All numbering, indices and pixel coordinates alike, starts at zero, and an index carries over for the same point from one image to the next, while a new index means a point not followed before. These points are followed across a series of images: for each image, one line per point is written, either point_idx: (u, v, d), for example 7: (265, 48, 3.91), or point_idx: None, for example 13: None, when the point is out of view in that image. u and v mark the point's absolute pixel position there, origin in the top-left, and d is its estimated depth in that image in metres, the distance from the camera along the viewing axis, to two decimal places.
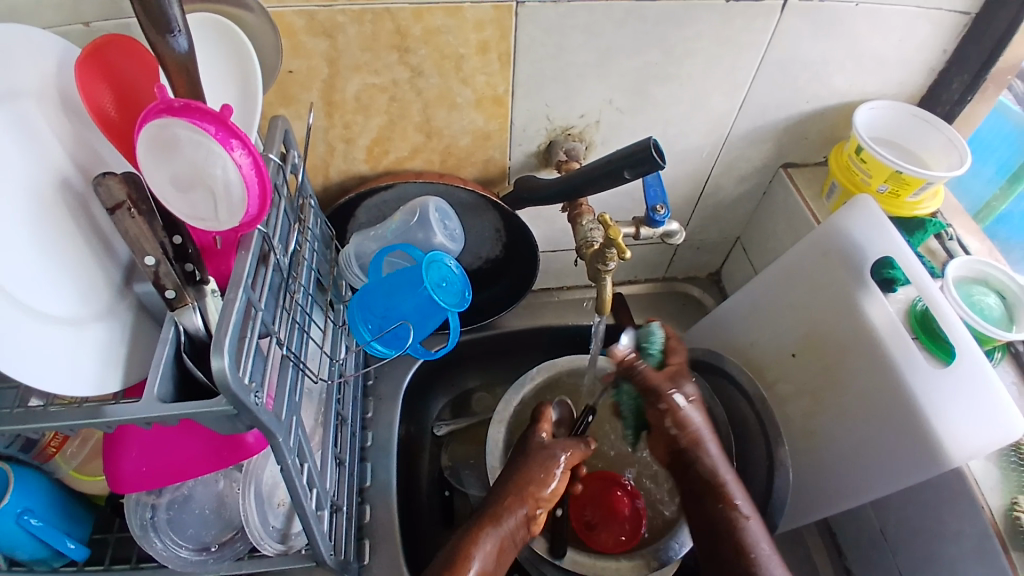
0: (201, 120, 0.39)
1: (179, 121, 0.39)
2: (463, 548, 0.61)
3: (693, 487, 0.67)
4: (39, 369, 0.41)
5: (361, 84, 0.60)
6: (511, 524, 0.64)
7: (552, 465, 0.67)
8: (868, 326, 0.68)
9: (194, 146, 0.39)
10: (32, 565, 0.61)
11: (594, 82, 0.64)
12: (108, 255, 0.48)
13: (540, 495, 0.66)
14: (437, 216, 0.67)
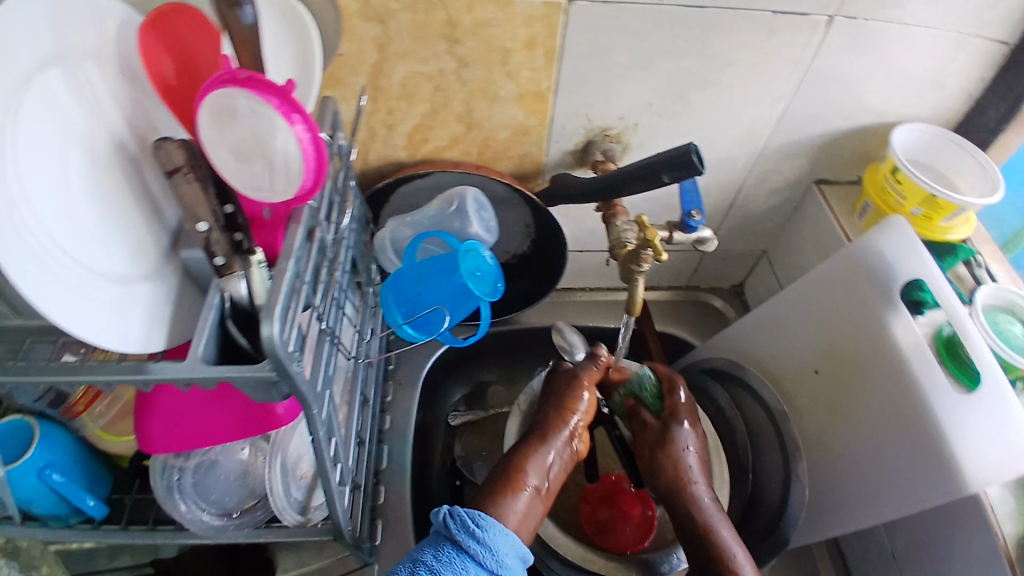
0: (265, 93, 0.40)
1: (243, 92, 0.40)
2: (514, 461, 0.62)
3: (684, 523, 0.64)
4: (91, 324, 0.43)
5: (407, 71, 0.61)
6: (558, 438, 0.64)
7: (579, 387, 0.68)
8: (892, 346, 0.68)
9: (259, 118, 0.41)
10: (47, 521, 0.63)
11: (636, 85, 0.65)
12: (156, 217, 0.49)
13: (580, 407, 0.67)
14: (474, 206, 0.68)
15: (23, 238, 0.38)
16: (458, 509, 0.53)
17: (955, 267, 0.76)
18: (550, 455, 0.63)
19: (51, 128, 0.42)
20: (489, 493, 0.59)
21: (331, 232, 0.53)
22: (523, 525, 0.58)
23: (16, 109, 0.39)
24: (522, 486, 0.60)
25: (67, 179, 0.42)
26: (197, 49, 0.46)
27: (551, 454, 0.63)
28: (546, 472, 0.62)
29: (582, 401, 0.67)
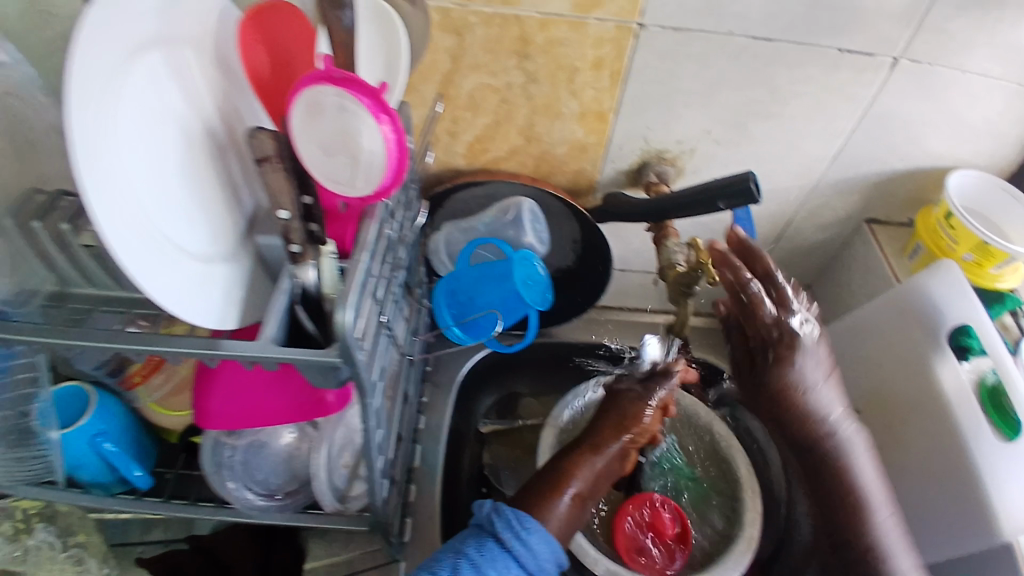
0: (360, 94, 0.43)
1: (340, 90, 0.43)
2: (559, 465, 0.60)
3: (830, 498, 0.60)
4: (175, 297, 0.45)
5: (477, 82, 0.64)
6: (611, 453, 0.61)
7: (643, 403, 0.64)
8: (937, 389, 0.66)
9: (351, 116, 0.43)
10: (91, 487, 0.65)
11: (696, 111, 0.66)
12: (234, 202, 0.52)
13: (639, 424, 0.63)
14: (529, 217, 0.70)
15: (118, 211, 0.41)
16: (504, 507, 0.54)
17: (1001, 317, 0.73)
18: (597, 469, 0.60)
19: (153, 108, 0.44)
20: (532, 493, 0.58)
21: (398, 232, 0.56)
22: (563, 530, 0.56)
23: (125, 88, 0.41)
24: (565, 490, 0.58)
25: (161, 158, 0.45)
26: (292, 50, 0.49)
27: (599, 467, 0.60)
28: (591, 484, 0.60)
29: (644, 418, 0.63)
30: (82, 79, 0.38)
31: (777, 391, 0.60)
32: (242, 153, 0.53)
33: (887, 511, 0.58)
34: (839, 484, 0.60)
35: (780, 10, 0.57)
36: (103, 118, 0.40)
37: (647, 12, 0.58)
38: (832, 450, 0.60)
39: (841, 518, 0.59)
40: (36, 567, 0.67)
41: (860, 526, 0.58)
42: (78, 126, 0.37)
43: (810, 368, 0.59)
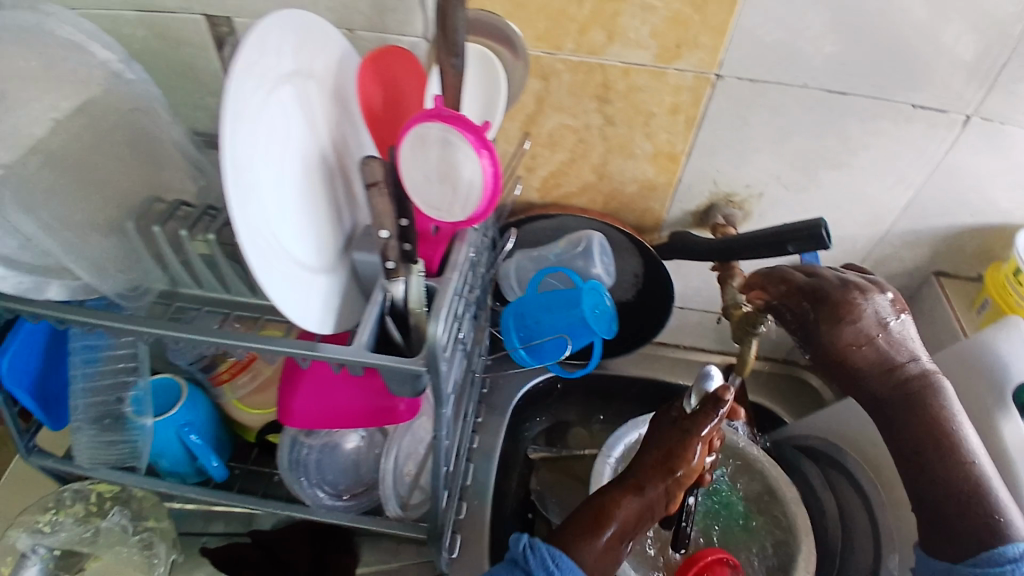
0: (466, 131, 0.49)
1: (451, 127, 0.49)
2: (603, 501, 0.62)
3: (909, 437, 0.59)
4: (291, 301, 0.50)
5: (557, 122, 0.68)
6: (654, 493, 0.62)
7: (689, 442, 0.62)
8: (999, 445, 0.64)
9: (457, 151, 0.49)
10: (171, 475, 0.70)
11: (767, 157, 0.68)
12: (337, 220, 0.58)
13: (684, 465, 0.62)
14: (599, 250, 0.73)
15: (254, 222, 0.46)
16: (538, 545, 0.56)
17: None
18: (639, 509, 0.62)
19: (286, 135, 0.50)
20: (574, 528, 0.61)
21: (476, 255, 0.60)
22: (602, 566, 0.59)
23: (266, 117, 0.48)
24: (606, 527, 0.60)
25: (288, 178, 0.51)
26: (404, 88, 0.55)
27: (643, 505, 0.62)
28: (633, 523, 0.61)
29: (690, 457, 0.62)
30: (235, 110, 0.44)
31: (838, 343, 0.60)
32: (346, 176, 0.59)
33: (982, 462, 0.56)
34: (923, 422, 0.58)
35: (856, 66, 0.60)
36: (248, 142, 0.46)
37: (726, 64, 0.61)
38: (912, 395, 0.59)
39: (944, 478, 0.56)
40: (102, 548, 0.72)
41: (947, 449, 0.57)
42: (231, 149, 0.44)
43: (869, 322, 0.60)
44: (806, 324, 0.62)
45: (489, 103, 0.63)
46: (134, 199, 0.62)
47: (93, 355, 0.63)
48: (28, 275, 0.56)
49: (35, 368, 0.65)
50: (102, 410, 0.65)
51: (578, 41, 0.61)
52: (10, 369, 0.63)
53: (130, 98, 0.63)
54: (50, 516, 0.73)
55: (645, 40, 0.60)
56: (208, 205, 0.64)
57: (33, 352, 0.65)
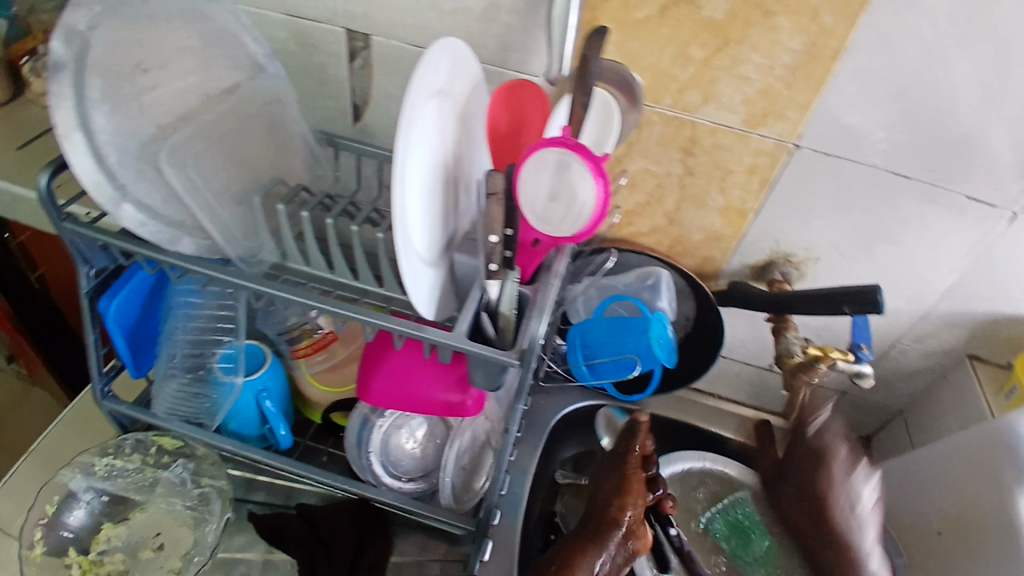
0: (587, 160, 0.56)
1: (575, 156, 0.56)
2: (567, 554, 0.69)
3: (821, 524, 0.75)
4: (412, 287, 0.57)
5: (642, 166, 0.75)
6: (613, 540, 0.69)
7: (629, 483, 0.72)
8: (1011, 513, 0.68)
9: (577, 175, 0.56)
10: (242, 436, 0.74)
11: (830, 226, 0.75)
12: (450, 221, 0.65)
13: (631, 500, 0.71)
14: (666, 286, 0.80)
15: (400, 209, 0.53)
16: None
17: None
18: (601, 559, 0.69)
19: (430, 140, 0.58)
20: None
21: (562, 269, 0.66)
22: None
23: (421, 122, 0.55)
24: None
25: (426, 178, 0.58)
26: (527, 118, 0.64)
27: (603, 556, 0.69)
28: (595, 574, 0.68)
29: (635, 491, 0.72)
30: (405, 112, 0.52)
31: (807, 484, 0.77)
32: (464, 184, 0.66)
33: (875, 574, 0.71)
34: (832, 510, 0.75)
35: (918, 154, 0.67)
36: (409, 140, 0.53)
37: (805, 136, 0.68)
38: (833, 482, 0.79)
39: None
40: (150, 499, 0.75)
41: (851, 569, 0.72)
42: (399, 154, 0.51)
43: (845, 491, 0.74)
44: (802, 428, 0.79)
45: (602, 138, 0.66)
46: (261, 177, 0.69)
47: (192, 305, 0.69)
48: (167, 228, 0.60)
49: (134, 316, 0.67)
50: (195, 361, 0.72)
51: (675, 98, 0.68)
52: (114, 312, 0.65)
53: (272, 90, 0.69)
54: (107, 460, 0.75)
55: (736, 105, 0.67)
56: (325, 194, 0.70)
57: (137, 299, 0.67)
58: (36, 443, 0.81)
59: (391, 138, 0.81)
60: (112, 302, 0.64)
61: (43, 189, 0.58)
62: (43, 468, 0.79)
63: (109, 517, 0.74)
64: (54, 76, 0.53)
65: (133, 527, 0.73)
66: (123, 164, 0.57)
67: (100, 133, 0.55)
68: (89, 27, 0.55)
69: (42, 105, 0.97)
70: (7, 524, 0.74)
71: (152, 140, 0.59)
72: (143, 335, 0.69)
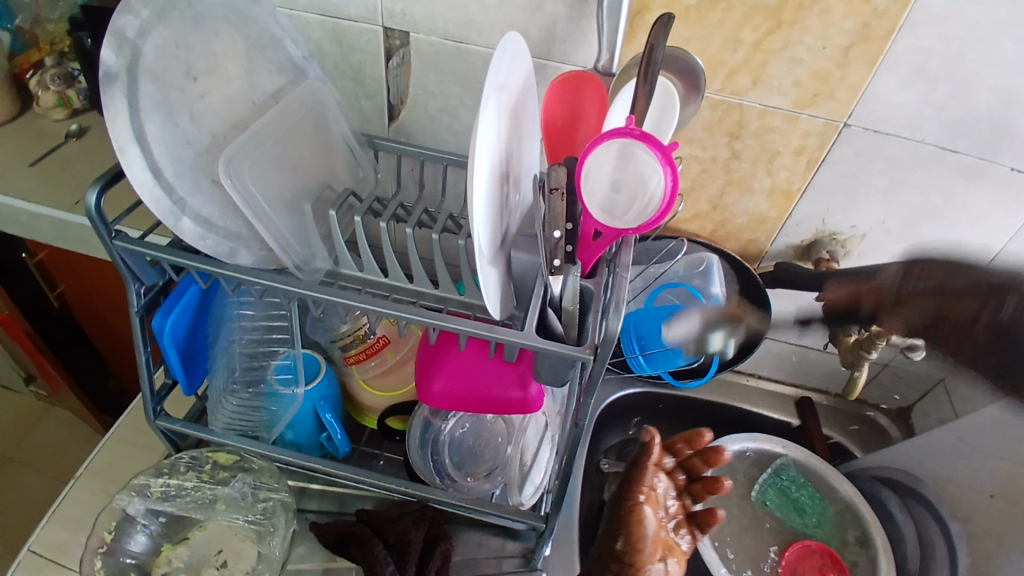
0: (654, 149, 0.55)
1: (641, 144, 0.55)
2: None
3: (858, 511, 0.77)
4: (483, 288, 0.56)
5: (687, 153, 0.75)
6: None
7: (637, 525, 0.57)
8: None
9: (644, 164, 0.56)
10: (299, 445, 0.74)
11: (877, 204, 0.75)
12: (508, 216, 0.65)
13: (645, 545, 0.57)
14: (716, 271, 0.80)
15: (473, 211, 0.53)
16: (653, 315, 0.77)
17: None
18: None
19: (493, 138, 0.57)
20: None
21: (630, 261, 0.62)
22: None
23: (488, 122, 0.55)
24: None
25: (491, 176, 0.58)
26: (583, 112, 0.65)
27: None
28: None
29: (644, 533, 0.57)
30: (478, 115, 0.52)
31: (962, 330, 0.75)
32: (514, 180, 0.65)
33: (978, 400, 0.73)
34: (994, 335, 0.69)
35: (968, 129, 0.66)
36: (479, 142, 0.53)
37: (854, 115, 0.68)
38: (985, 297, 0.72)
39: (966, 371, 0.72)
40: (208, 517, 0.74)
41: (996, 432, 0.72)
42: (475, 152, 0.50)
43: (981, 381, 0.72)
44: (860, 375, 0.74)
45: (662, 125, 0.65)
46: (311, 183, 0.68)
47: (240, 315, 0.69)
48: (224, 240, 0.60)
49: (187, 332, 0.65)
50: (253, 374, 0.71)
51: (724, 82, 0.68)
52: (169, 330, 0.63)
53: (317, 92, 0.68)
54: (162, 481, 0.74)
55: (786, 88, 0.67)
56: (373, 198, 0.69)
57: (191, 315, 0.66)
58: (85, 466, 0.80)
59: (430, 136, 0.79)
60: (167, 319, 0.62)
61: (93, 206, 0.56)
62: (95, 492, 0.78)
63: (168, 538, 0.73)
64: (106, 87, 0.53)
65: (195, 546, 0.73)
66: (178, 177, 0.57)
67: (155, 145, 0.56)
68: (137, 35, 0.54)
69: (54, 119, 0.96)
70: (67, 551, 0.73)
71: (206, 151, 0.60)
72: (196, 352, 0.68)
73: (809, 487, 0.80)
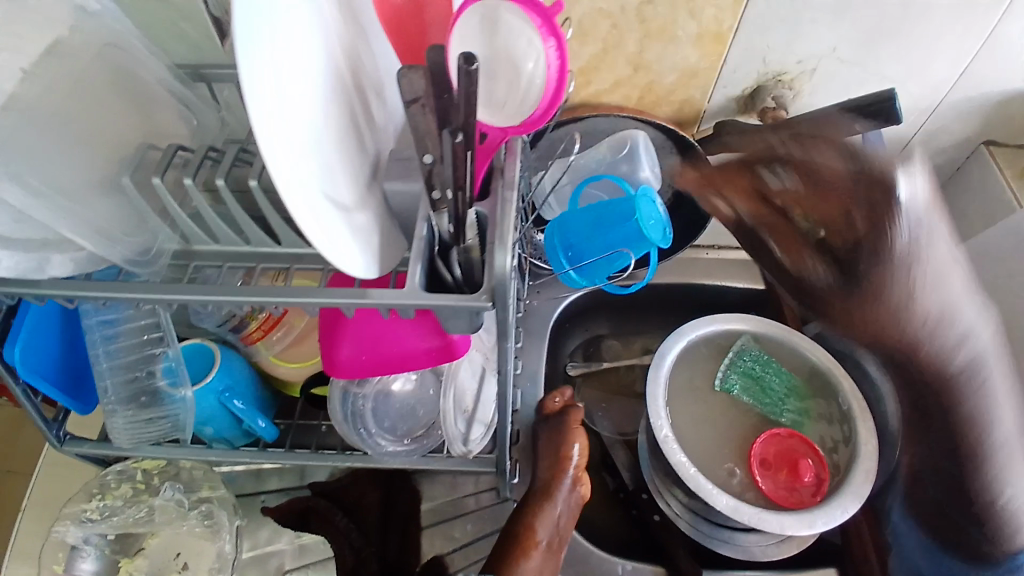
0: (529, 13, 0.41)
1: (510, 5, 0.42)
2: (525, 522, 0.63)
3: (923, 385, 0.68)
4: (335, 246, 0.43)
5: (590, 7, 0.60)
6: (562, 494, 0.65)
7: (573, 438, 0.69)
8: None
9: (519, 37, 0.42)
10: (218, 440, 0.66)
11: (823, 28, 0.62)
12: (359, 154, 0.50)
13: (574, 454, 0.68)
14: (645, 151, 0.65)
15: (286, 145, 0.40)
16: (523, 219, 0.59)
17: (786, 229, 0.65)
18: (556, 514, 0.64)
19: (292, 57, 0.41)
20: (500, 558, 0.61)
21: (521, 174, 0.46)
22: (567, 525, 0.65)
23: (267, 34, 0.39)
24: (532, 547, 0.61)
25: (302, 111, 0.43)
26: None
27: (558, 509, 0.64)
28: (556, 527, 0.64)
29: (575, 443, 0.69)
30: (238, 20, 0.36)
31: None
32: (364, 92, 0.52)
33: None
34: None
35: None
36: (253, 67, 0.37)
37: None
38: None
39: None
40: (156, 525, 0.70)
41: None
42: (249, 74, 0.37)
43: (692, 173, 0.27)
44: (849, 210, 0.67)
45: None
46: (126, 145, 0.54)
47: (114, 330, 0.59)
48: (28, 253, 0.49)
49: (56, 355, 0.57)
50: (139, 384, 0.62)
51: None
52: (27, 359, 0.53)
53: (99, 32, 0.53)
54: (97, 502, 0.70)
55: None
56: (208, 146, 0.56)
57: (49, 336, 0.56)
58: (26, 498, 0.75)
59: None
60: (18, 348, 0.52)
61: None
62: (37, 524, 0.73)
63: (122, 552, 0.70)
64: None
65: (152, 555, 0.70)
66: None
67: None
68: None
69: None
70: None
71: None
72: (74, 378, 0.59)
73: (773, 363, 0.75)
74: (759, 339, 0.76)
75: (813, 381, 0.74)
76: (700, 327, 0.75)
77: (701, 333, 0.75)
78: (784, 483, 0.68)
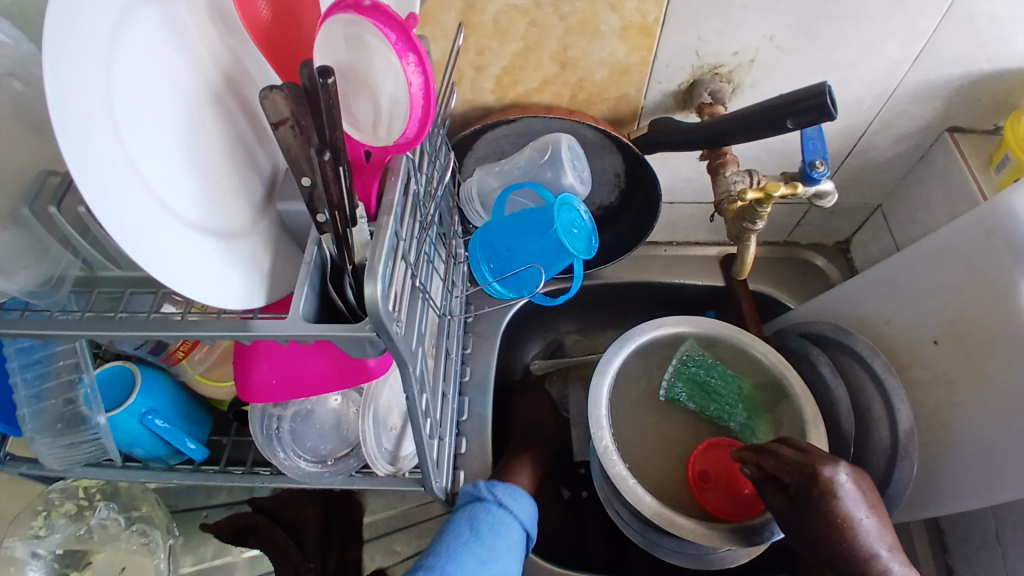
0: (385, 25, 0.38)
1: (366, 22, 0.37)
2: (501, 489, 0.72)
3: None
4: (198, 283, 0.41)
5: (503, 5, 0.55)
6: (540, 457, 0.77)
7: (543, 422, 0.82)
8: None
9: (376, 53, 0.38)
10: (149, 461, 0.65)
11: (758, 16, 0.57)
12: (246, 176, 0.47)
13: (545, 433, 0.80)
14: (568, 155, 0.63)
15: (138, 182, 0.37)
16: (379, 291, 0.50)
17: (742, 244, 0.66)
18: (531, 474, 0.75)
19: (140, 72, 0.38)
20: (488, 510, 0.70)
21: (402, 199, 0.44)
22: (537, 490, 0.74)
23: (99, 52, 0.35)
24: None
25: (153, 132, 0.39)
26: None
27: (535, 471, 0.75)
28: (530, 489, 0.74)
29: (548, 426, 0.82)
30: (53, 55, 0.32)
31: None
32: (251, 108, 0.48)
33: None
34: None
35: None
36: (80, 89, 0.34)
37: None
38: None
39: None
40: (101, 543, 0.70)
41: None
42: (75, 112, 0.33)
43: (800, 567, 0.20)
44: (799, 501, 0.56)
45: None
46: None
47: (35, 358, 0.57)
48: None
49: None
50: (67, 410, 0.60)
51: None
52: None
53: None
54: (43, 519, 0.69)
55: None
56: None
57: None
58: None
59: None
60: None
61: None
62: None
63: (71, 566, 0.69)
64: None
65: (99, 569, 0.69)
66: None
67: None
68: None
69: None
70: None
71: None
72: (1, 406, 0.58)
73: (719, 366, 0.73)
74: (706, 343, 0.73)
75: (768, 387, 0.71)
76: (637, 337, 0.71)
77: (644, 339, 0.71)
78: (724, 495, 0.66)
